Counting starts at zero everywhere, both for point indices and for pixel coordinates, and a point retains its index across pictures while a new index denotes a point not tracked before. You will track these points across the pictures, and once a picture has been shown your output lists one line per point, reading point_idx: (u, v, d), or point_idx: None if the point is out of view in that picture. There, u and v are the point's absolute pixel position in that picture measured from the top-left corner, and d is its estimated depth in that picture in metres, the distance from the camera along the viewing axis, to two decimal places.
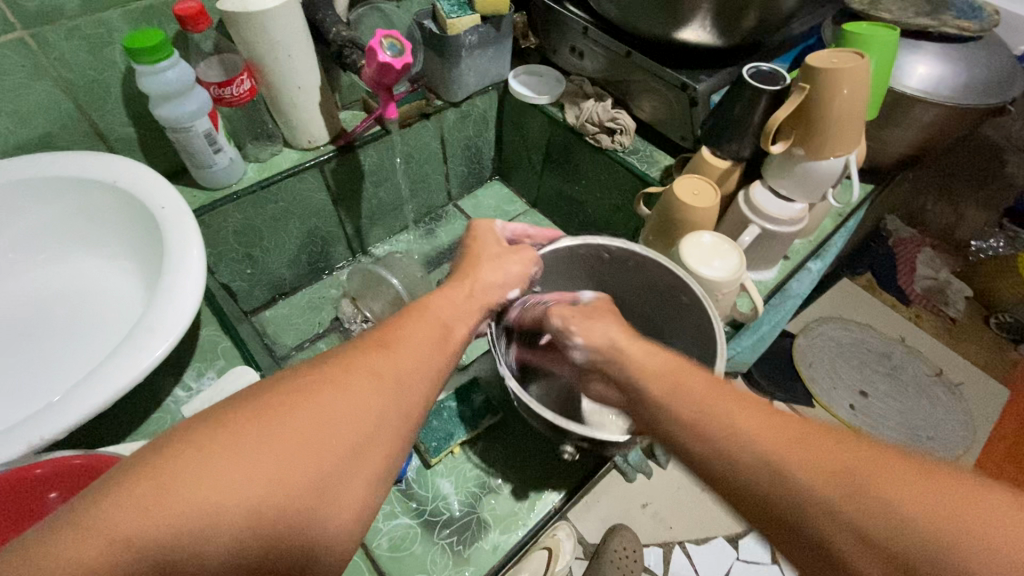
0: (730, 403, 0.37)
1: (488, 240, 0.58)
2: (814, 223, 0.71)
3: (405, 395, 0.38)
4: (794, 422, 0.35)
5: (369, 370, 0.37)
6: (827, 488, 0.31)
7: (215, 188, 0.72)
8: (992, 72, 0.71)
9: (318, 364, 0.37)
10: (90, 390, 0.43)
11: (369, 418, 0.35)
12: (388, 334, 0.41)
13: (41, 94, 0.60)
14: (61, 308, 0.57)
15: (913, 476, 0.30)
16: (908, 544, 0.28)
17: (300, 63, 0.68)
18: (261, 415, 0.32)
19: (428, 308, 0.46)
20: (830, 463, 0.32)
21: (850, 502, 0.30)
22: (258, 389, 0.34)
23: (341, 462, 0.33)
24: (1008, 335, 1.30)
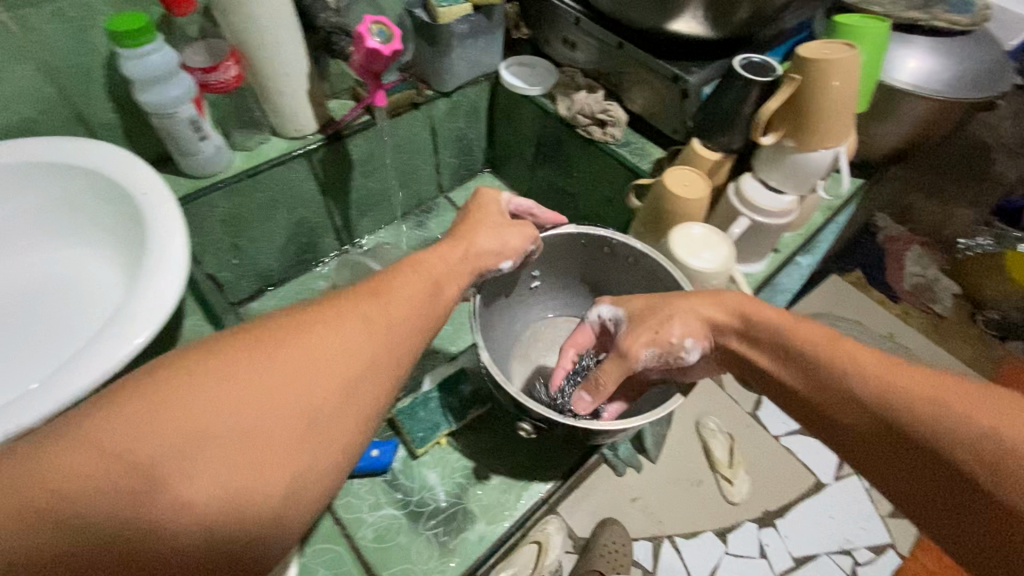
0: (848, 363, 0.44)
1: (491, 208, 0.57)
2: (804, 216, 0.71)
3: (396, 338, 0.38)
4: (936, 388, 0.40)
5: (361, 315, 0.37)
6: (957, 448, 0.37)
7: (201, 176, 0.71)
8: (980, 66, 0.71)
9: (310, 304, 0.37)
10: (69, 376, 0.42)
11: (359, 357, 0.35)
12: (379, 282, 0.41)
13: (22, 79, 0.59)
14: (42, 295, 0.56)
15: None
16: (1020, 501, 0.34)
17: (287, 49, 0.67)
18: (252, 346, 0.32)
19: (421, 262, 0.46)
20: (980, 427, 0.37)
21: (981, 463, 0.36)
22: (249, 324, 0.34)
23: (331, 397, 0.33)
24: (994, 331, 1.31)
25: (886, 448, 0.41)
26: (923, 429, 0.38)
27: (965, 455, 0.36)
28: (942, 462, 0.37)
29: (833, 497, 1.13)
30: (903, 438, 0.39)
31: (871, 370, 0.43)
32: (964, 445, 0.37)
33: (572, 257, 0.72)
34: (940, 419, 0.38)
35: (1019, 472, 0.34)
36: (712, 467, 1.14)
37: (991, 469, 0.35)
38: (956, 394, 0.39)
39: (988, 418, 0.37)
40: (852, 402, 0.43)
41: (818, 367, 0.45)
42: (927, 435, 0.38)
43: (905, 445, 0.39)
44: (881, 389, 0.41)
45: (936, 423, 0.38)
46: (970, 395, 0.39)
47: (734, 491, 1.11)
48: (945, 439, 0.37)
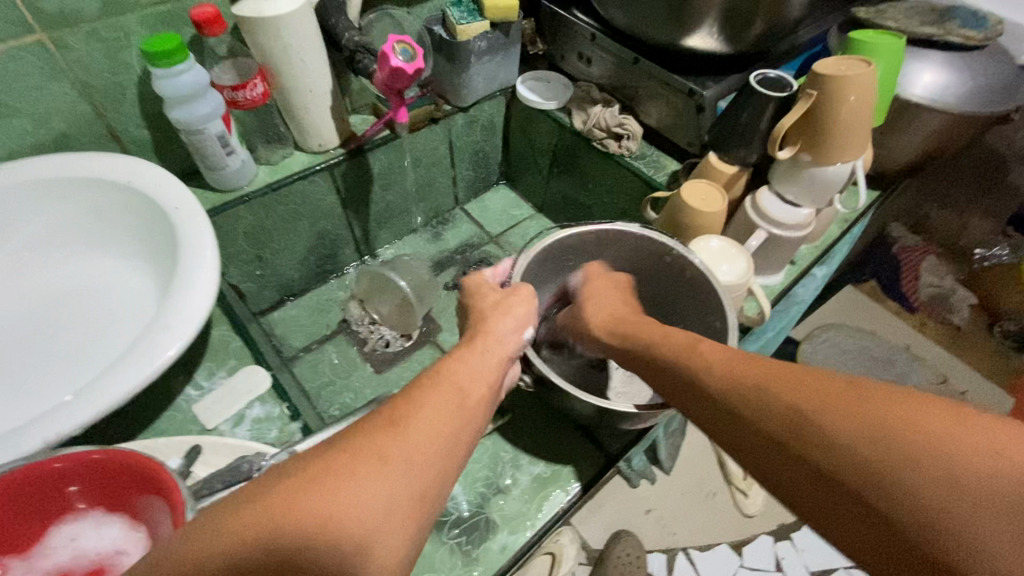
0: (704, 354, 0.42)
1: (485, 293, 0.58)
2: (821, 228, 0.72)
3: (419, 474, 0.36)
4: (775, 372, 0.37)
5: (377, 453, 0.35)
6: (793, 437, 0.34)
7: (228, 190, 0.73)
8: (995, 80, 0.72)
9: (327, 449, 0.35)
10: (105, 387, 0.44)
11: (378, 503, 0.33)
12: (402, 407, 0.39)
13: (58, 96, 0.61)
14: (76, 305, 0.58)
15: (853, 399, 0.33)
16: (858, 486, 0.31)
17: (312, 67, 0.69)
18: (263, 516, 0.30)
19: (443, 375, 0.44)
20: (815, 414, 0.33)
21: (817, 450, 0.32)
22: (262, 484, 0.33)
23: (352, 552, 0.31)
24: (1012, 343, 1.29)
25: (731, 438, 0.38)
26: (771, 421, 0.35)
27: (806, 443, 0.33)
28: (794, 456, 0.34)
29: None
30: (755, 439, 0.36)
31: (709, 361, 0.41)
32: (812, 434, 0.33)
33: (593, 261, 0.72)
34: (770, 399, 0.36)
35: (864, 459, 0.31)
36: (727, 479, 1.14)
37: (826, 456, 0.32)
38: (795, 378, 0.36)
39: (828, 403, 0.33)
40: (705, 399, 0.40)
41: (676, 355, 0.44)
42: (775, 429, 0.35)
43: (757, 438, 0.36)
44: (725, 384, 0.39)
45: (781, 412, 0.35)
46: (805, 378, 0.36)
47: (750, 502, 1.10)
48: (789, 429, 0.34)
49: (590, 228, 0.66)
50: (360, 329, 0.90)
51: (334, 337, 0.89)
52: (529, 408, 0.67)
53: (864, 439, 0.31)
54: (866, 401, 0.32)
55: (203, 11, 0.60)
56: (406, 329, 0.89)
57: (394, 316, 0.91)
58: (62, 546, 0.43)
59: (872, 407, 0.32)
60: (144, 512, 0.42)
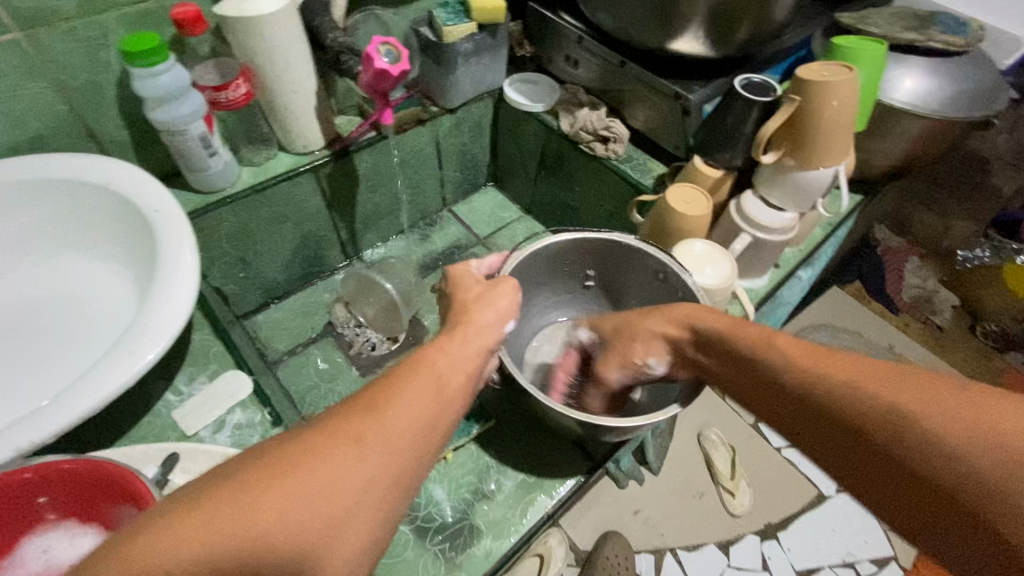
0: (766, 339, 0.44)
1: (468, 281, 0.57)
2: (805, 232, 0.72)
3: (392, 461, 0.35)
4: (837, 360, 0.39)
5: (354, 437, 0.35)
6: (857, 416, 0.37)
7: (210, 192, 0.72)
8: (975, 85, 0.73)
9: (304, 429, 0.35)
10: (79, 394, 0.43)
11: (349, 487, 0.33)
12: (381, 391, 0.39)
13: (34, 96, 0.60)
14: (53, 309, 0.56)
15: (920, 389, 0.35)
16: (919, 460, 0.34)
17: (295, 67, 0.68)
18: (237, 493, 0.30)
19: (422, 362, 0.43)
20: (879, 400, 0.36)
21: (880, 428, 0.35)
22: (234, 463, 0.32)
23: (321, 534, 0.31)
24: (993, 343, 1.31)
25: (795, 415, 0.40)
26: (841, 408, 0.37)
27: (870, 425, 0.36)
28: (857, 435, 0.36)
29: (836, 511, 1.13)
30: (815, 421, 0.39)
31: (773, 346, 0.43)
32: (881, 416, 0.35)
33: (581, 262, 0.72)
34: (836, 381, 0.38)
35: (925, 437, 0.34)
36: (713, 479, 1.14)
37: (888, 434, 0.35)
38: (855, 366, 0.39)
39: (896, 388, 0.36)
40: (766, 379, 0.42)
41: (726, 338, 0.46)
42: (838, 411, 0.37)
43: (820, 417, 0.38)
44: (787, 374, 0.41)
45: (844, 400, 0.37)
46: (870, 367, 0.38)
47: (737, 503, 1.11)
48: (848, 409, 0.37)
49: (582, 234, 0.66)
50: (346, 332, 0.89)
51: (319, 339, 0.89)
52: (513, 413, 0.67)
53: (928, 419, 0.34)
54: (928, 387, 0.35)
55: (184, 11, 0.59)
56: (391, 333, 0.89)
57: (379, 319, 0.90)
58: (34, 557, 0.42)
59: (936, 392, 0.35)
60: (117, 522, 0.42)
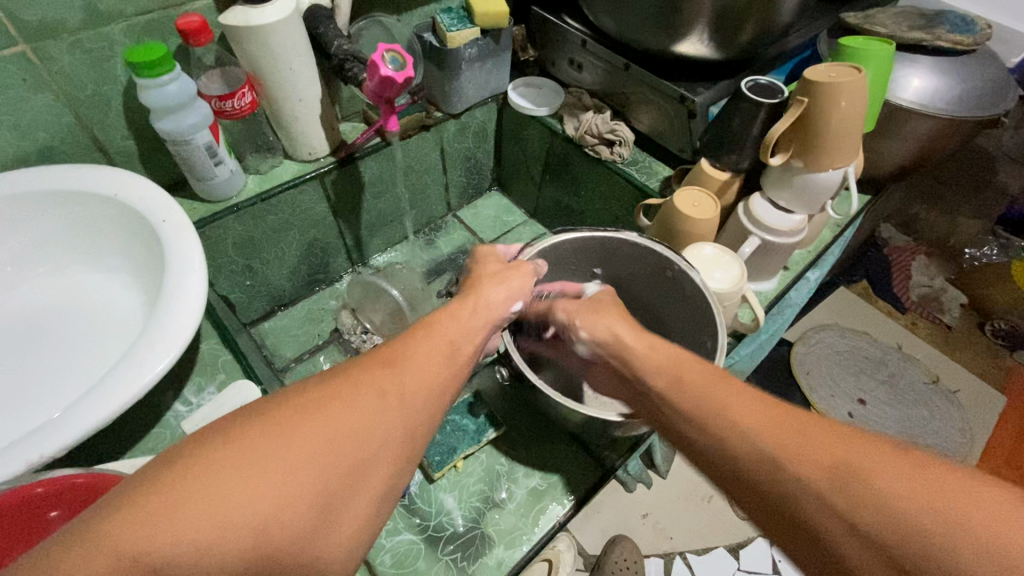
0: (732, 388, 0.41)
1: (487, 262, 0.57)
2: (813, 234, 0.72)
3: (409, 412, 0.37)
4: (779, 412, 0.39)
5: (376, 387, 0.36)
6: (821, 476, 0.34)
7: (216, 201, 0.72)
8: (985, 84, 0.72)
9: (328, 378, 0.36)
10: (89, 406, 0.43)
11: (373, 433, 0.34)
12: (394, 351, 0.40)
13: (42, 108, 0.60)
14: (63, 320, 0.57)
15: (896, 465, 0.33)
16: (878, 528, 0.31)
17: (301, 75, 0.68)
18: (269, 432, 0.31)
19: (432, 326, 0.44)
20: (823, 454, 0.34)
21: (836, 487, 0.33)
22: (265, 404, 0.33)
23: (344, 479, 0.32)
24: (1002, 342, 1.30)
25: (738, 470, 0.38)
26: (790, 468, 0.35)
27: (812, 480, 0.34)
28: (799, 489, 0.34)
29: None
30: (762, 475, 0.36)
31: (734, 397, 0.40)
32: (841, 482, 0.33)
33: (579, 262, 0.72)
34: (809, 451, 0.35)
35: (872, 495, 0.32)
36: None
37: (850, 497, 0.32)
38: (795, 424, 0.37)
39: (874, 463, 0.33)
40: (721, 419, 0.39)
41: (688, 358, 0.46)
42: (788, 467, 0.35)
43: (763, 476, 0.36)
44: (743, 418, 0.38)
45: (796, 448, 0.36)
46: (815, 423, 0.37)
47: None
48: (808, 471, 0.34)
49: (586, 233, 0.66)
50: (352, 339, 0.89)
51: (326, 346, 0.89)
52: (522, 421, 0.66)
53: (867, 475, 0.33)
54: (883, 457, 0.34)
55: (189, 21, 0.59)
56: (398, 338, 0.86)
57: (386, 325, 0.86)
58: None
59: (881, 460, 0.33)
60: None
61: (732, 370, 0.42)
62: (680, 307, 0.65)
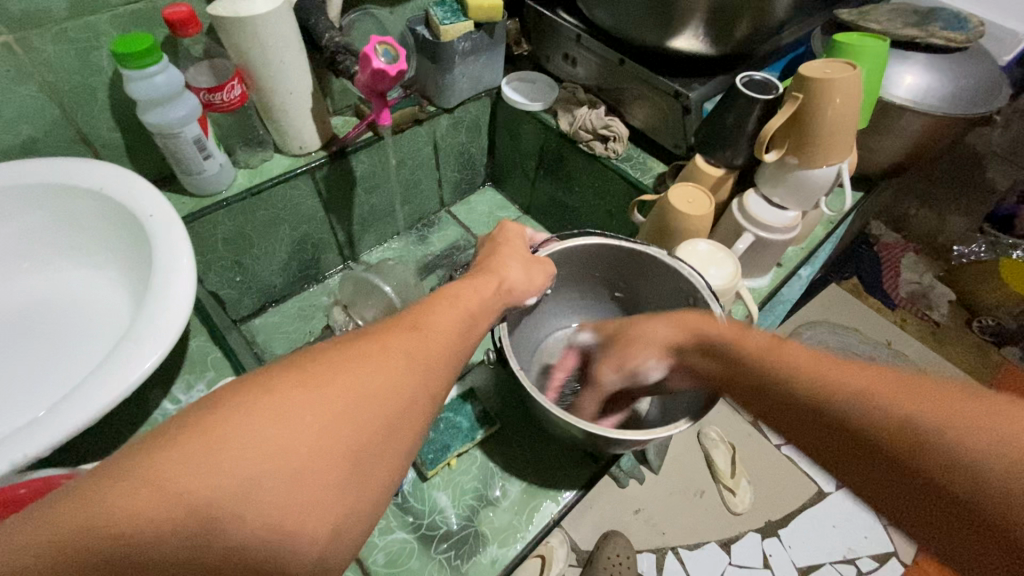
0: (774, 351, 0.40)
1: (518, 243, 0.58)
2: (807, 230, 0.72)
3: (431, 380, 0.36)
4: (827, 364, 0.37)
5: (406, 348, 0.36)
6: (866, 421, 0.33)
7: (205, 195, 0.71)
8: (977, 82, 0.72)
9: (358, 337, 0.36)
10: (74, 405, 0.42)
11: (398, 396, 0.33)
12: (419, 317, 0.39)
13: (26, 100, 0.58)
14: (49, 316, 0.55)
15: (947, 404, 0.31)
16: (937, 468, 0.30)
17: (292, 68, 0.67)
18: (306, 383, 0.31)
19: (454, 296, 0.44)
20: (874, 396, 0.33)
21: (893, 433, 0.32)
22: (300, 358, 0.33)
23: (376, 436, 0.31)
24: (991, 338, 1.31)
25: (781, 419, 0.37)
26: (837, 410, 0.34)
27: (864, 426, 0.33)
28: (857, 439, 0.33)
29: (836, 504, 1.13)
30: (806, 423, 0.36)
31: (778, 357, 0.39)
32: (893, 424, 0.32)
33: (595, 268, 0.71)
34: (856, 397, 0.34)
35: (928, 437, 0.31)
36: (714, 478, 1.14)
37: (902, 442, 0.31)
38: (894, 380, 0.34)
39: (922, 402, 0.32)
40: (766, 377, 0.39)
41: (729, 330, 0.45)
42: (836, 414, 0.34)
43: (812, 423, 0.36)
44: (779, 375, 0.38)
45: (903, 405, 0.32)
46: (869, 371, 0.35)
47: (737, 501, 1.11)
48: (857, 415, 0.33)
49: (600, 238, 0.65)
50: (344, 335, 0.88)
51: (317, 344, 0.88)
52: (516, 418, 0.66)
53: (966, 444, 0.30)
54: (995, 415, 0.30)
55: (177, 11, 0.58)
56: None
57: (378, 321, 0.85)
58: None
59: (991, 419, 0.30)
60: None
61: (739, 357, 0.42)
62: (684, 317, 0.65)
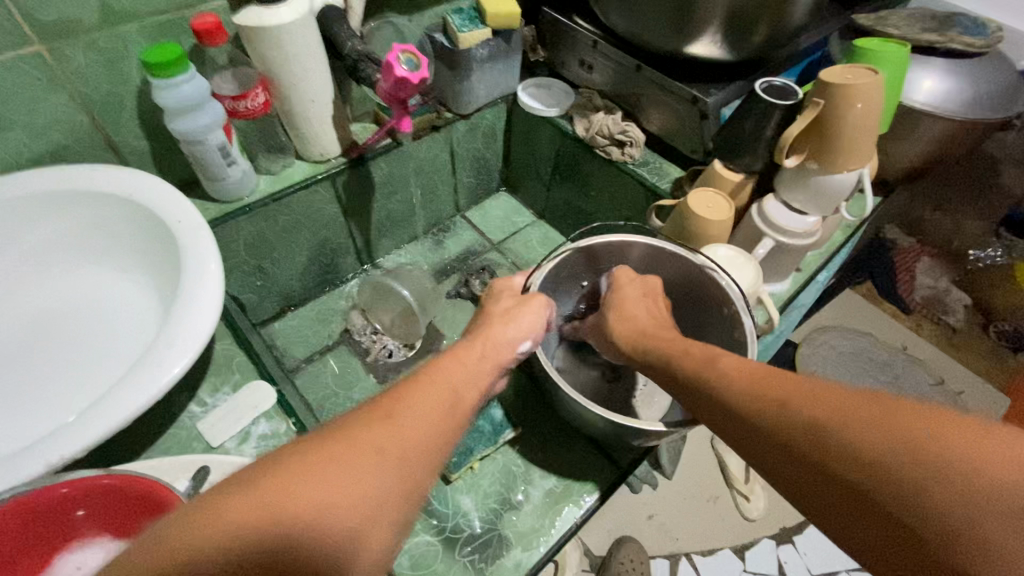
0: (728, 366, 0.42)
1: (499, 300, 0.58)
2: (826, 235, 0.71)
3: (444, 440, 0.39)
4: (767, 373, 0.40)
5: (376, 440, 0.36)
6: (805, 437, 0.35)
7: (229, 201, 0.72)
8: (998, 87, 0.72)
9: (330, 432, 0.36)
10: (108, 408, 0.43)
11: (417, 456, 0.37)
12: (399, 399, 0.40)
13: (57, 108, 0.60)
14: (79, 321, 0.57)
15: (869, 414, 0.34)
16: (869, 483, 0.32)
17: (314, 76, 0.68)
18: (270, 487, 0.31)
19: (437, 373, 0.44)
20: (807, 418, 0.36)
21: (825, 445, 0.34)
22: (270, 459, 0.34)
23: (343, 539, 0.31)
24: (1008, 343, 1.30)
25: (741, 439, 0.39)
26: (779, 426, 0.37)
27: (803, 442, 0.35)
28: (802, 457, 0.35)
29: None
30: (757, 442, 0.38)
31: (725, 375, 0.42)
32: (827, 439, 0.34)
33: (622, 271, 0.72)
34: (794, 416, 0.36)
35: (852, 450, 0.33)
36: (729, 483, 1.14)
37: (832, 454, 0.34)
38: (832, 393, 0.36)
39: (848, 413, 0.35)
40: (714, 395, 0.41)
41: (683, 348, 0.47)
42: (781, 434, 0.36)
43: (766, 446, 0.37)
44: (724, 394, 0.41)
45: (836, 417, 0.35)
46: (795, 380, 0.38)
47: (752, 507, 1.10)
48: (798, 432, 0.36)
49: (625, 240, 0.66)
50: (362, 339, 0.89)
51: (335, 348, 0.88)
52: (539, 420, 0.66)
53: (902, 460, 0.31)
54: (906, 416, 0.33)
55: (204, 21, 0.59)
56: (408, 339, 0.88)
57: (396, 325, 0.90)
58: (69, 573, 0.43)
59: (905, 422, 0.33)
60: None
61: (722, 364, 0.43)
62: (712, 320, 0.64)
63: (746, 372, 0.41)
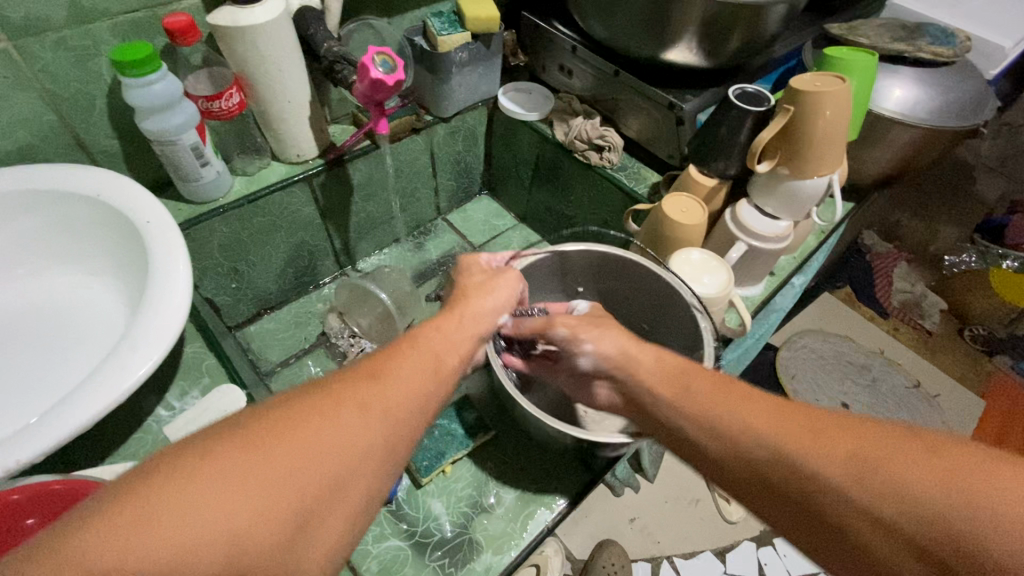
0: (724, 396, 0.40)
1: (471, 272, 0.56)
2: (799, 239, 0.72)
3: (422, 411, 0.38)
4: (770, 404, 0.39)
5: (358, 402, 0.35)
6: (834, 472, 0.34)
7: (201, 203, 0.71)
8: (965, 96, 0.74)
9: (309, 392, 0.35)
10: (70, 410, 0.42)
11: (394, 428, 0.36)
12: (379, 365, 0.39)
13: (24, 107, 0.59)
14: (44, 322, 0.55)
15: (901, 445, 0.34)
16: (886, 510, 0.32)
17: (290, 77, 0.68)
18: (249, 445, 0.30)
19: (418, 339, 0.43)
20: (840, 450, 0.34)
21: (857, 485, 0.33)
22: (247, 416, 0.32)
23: (320, 497, 0.31)
24: (981, 346, 1.33)
25: (738, 470, 0.38)
26: (797, 462, 0.35)
27: (828, 476, 0.34)
28: (815, 489, 0.34)
29: None
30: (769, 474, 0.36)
31: (729, 405, 0.39)
32: (849, 469, 0.34)
33: (590, 276, 0.72)
34: (821, 445, 0.35)
35: (885, 484, 0.33)
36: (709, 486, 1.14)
37: (856, 488, 0.33)
38: (822, 419, 0.37)
39: (873, 448, 0.34)
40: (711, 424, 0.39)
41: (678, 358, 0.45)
42: (798, 467, 0.35)
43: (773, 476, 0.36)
44: (722, 421, 0.39)
45: (861, 451, 0.34)
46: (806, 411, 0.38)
47: (732, 509, 1.11)
48: (824, 462, 0.34)
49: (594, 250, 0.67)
50: (339, 342, 0.88)
51: (313, 351, 0.87)
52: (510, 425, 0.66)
53: (891, 471, 0.33)
54: (934, 454, 0.33)
55: (176, 20, 0.58)
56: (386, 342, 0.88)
57: (375, 328, 0.86)
58: None
59: (934, 458, 0.33)
60: None
61: (695, 386, 0.42)
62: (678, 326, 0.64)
63: (746, 399, 0.39)
